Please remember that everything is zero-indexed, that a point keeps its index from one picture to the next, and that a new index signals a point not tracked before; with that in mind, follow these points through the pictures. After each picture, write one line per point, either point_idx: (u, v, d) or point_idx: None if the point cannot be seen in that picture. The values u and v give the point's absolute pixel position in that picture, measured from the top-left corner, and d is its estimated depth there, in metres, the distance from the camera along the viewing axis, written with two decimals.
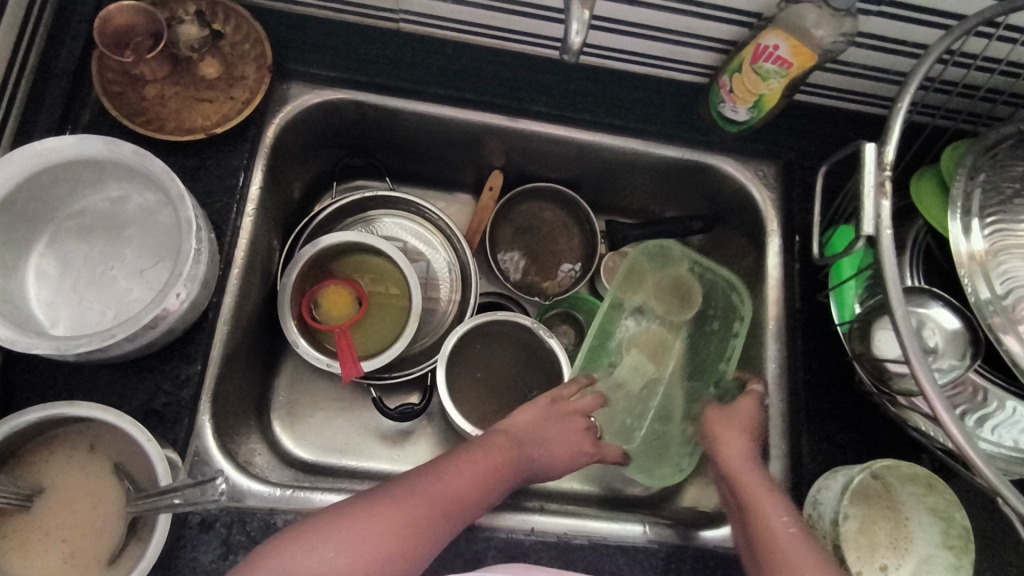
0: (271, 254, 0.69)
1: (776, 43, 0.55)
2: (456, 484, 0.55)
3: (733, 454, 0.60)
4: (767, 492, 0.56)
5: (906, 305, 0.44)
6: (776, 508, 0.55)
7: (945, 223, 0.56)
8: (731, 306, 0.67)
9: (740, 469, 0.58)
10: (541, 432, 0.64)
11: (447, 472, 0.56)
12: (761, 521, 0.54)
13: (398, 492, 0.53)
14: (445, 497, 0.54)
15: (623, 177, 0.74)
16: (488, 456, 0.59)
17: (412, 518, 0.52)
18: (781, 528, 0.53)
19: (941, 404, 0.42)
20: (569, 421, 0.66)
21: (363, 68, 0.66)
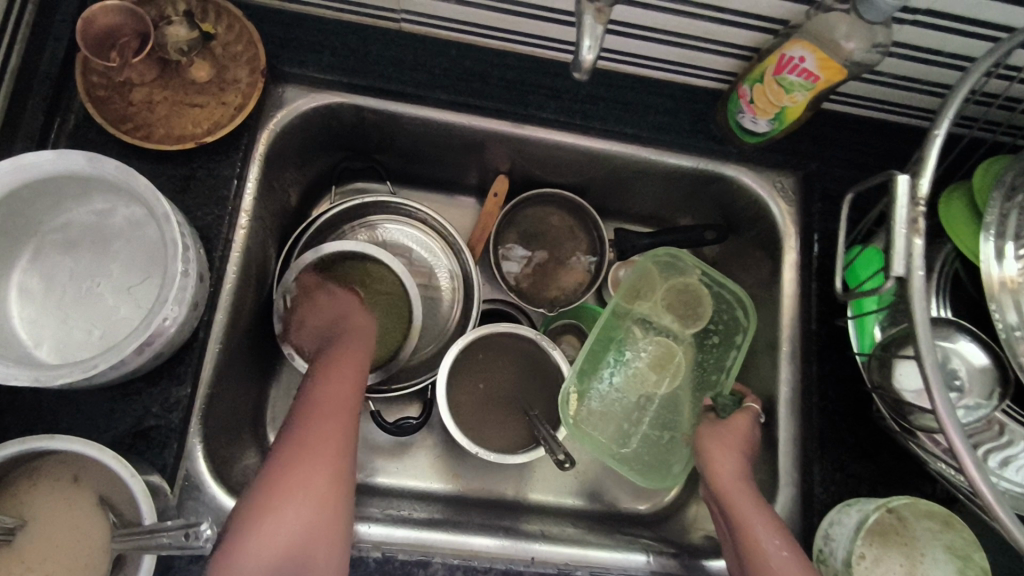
0: (267, 262, 0.67)
1: (801, 56, 0.52)
2: (324, 402, 0.52)
3: (719, 465, 0.58)
4: (757, 509, 0.54)
5: (934, 351, 0.41)
6: (768, 525, 0.53)
7: (977, 249, 0.53)
8: (735, 320, 0.67)
9: (728, 484, 0.56)
10: (347, 316, 0.61)
11: (309, 403, 0.52)
12: (753, 543, 0.52)
13: (286, 450, 0.49)
14: (331, 419, 0.51)
15: (634, 184, 0.71)
16: (334, 362, 0.56)
17: (324, 449, 0.49)
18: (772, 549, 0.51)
19: (968, 461, 0.40)
20: (343, 300, 0.63)
21: (362, 70, 0.62)
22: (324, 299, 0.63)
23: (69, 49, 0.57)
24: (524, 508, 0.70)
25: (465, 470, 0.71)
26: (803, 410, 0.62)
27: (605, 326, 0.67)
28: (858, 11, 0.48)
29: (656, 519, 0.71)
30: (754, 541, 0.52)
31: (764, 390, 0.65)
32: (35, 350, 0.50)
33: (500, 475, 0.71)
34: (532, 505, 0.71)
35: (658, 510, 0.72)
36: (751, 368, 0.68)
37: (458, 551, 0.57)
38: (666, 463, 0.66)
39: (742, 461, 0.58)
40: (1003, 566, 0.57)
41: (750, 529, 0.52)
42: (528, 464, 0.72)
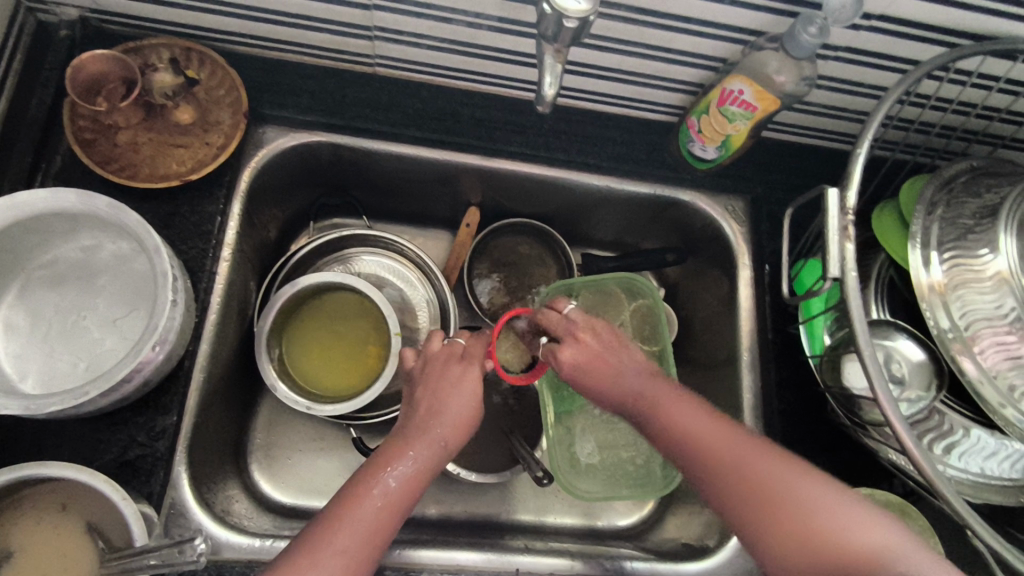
0: (248, 295, 0.69)
1: (740, 88, 0.58)
2: (383, 499, 0.49)
3: (608, 376, 0.57)
4: (693, 412, 0.51)
5: (872, 341, 0.45)
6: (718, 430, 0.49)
7: (906, 256, 0.58)
8: (658, 321, 0.71)
9: (646, 389, 0.54)
10: (450, 398, 0.55)
11: (364, 491, 0.49)
12: (701, 440, 0.49)
13: (318, 533, 0.46)
14: (371, 524, 0.48)
15: (598, 211, 0.76)
16: (415, 454, 0.52)
17: (364, 536, 0.47)
18: (738, 449, 0.48)
19: (910, 439, 0.43)
20: (462, 379, 0.57)
21: (339, 111, 0.67)
22: (456, 375, 0.57)
23: (56, 96, 0.60)
24: (507, 528, 0.71)
25: (447, 493, 0.72)
26: (766, 415, 0.65)
27: None
28: (785, 48, 0.54)
29: (637, 531, 0.73)
30: (700, 438, 0.49)
31: (730, 399, 0.69)
32: (21, 383, 0.51)
33: (482, 496, 0.73)
34: (515, 525, 0.72)
35: (636, 525, 0.74)
36: (714, 380, 0.72)
37: (444, 565, 0.58)
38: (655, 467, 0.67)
39: (637, 365, 0.57)
40: (958, 554, 0.61)
41: (692, 430, 0.50)
42: (509, 484, 0.74)
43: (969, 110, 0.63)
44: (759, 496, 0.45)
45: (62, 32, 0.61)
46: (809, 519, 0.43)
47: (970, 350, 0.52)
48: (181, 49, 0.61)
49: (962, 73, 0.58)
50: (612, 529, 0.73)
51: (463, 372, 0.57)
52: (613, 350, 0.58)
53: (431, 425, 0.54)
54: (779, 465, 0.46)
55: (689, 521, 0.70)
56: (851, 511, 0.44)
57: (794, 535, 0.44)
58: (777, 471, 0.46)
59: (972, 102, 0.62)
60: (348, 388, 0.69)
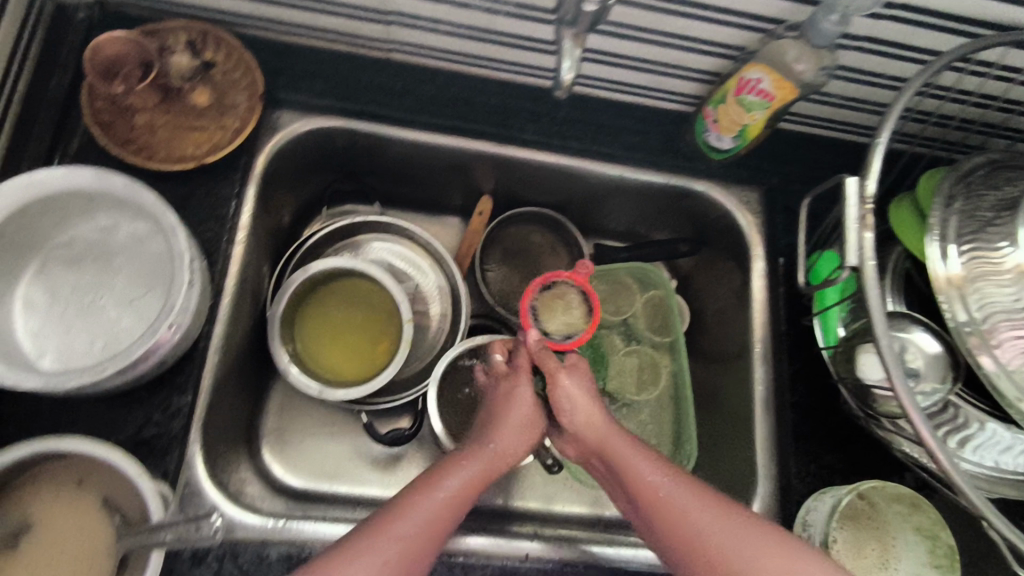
0: (261, 279, 0.70)
1: (758, 77, 0.57)
2: (444, 498, 0.49)
3: (582, 413, 0.56)
4: (635, 453, 0.53)
5: (889, 332, 0.45)
6: (691, 501, 0.49)
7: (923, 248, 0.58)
8: (669, 316, 0.73)
9: (603, 433, 0.55)
10: (511, 415, 0.57)
11: (423, 488, 0.50)
12: (637, 482, 0.51)
13: (377, 522, 0.47)
14: (429, 521, 0.48)
15: (611, 200, 0.76)
16: (473, 461, 0.53)
17: (420, 533, 0.47)
18: (671, 493, 0.49)
19: (926, 430, 0.43)
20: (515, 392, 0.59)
21: (354, 97, 0.67)
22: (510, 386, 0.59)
23: (75, 77, 0.60)
24: (516, 515, 0.72)
25: None
26: (777, 407, 0.65)
27: None
28: (805, 36, 0.54)
29: None
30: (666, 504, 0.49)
31: (742, 390, 0.68)
32: (39, 360, 0.51)
33: (491, 484, 0.73)
34: (524, 512, 0.72)
35: None
36: (726, 371, 0.72)
37: (454, 548, 0.58)
38: None
39: (598, 405, 0.57)
40: (970, 548, 0.61)
41: (630, 473, 0.51)
42: (519, 472, 0.74)
43: (990, 102, 0.63)
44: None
45: (80, 14, 0.61)
46: (734, 568, 0.45)
47: (988, 344, 0.52)
48: (198, 33, 0.62)
49: (983, 64, 0.58)
50: (622, 519, 0.74)
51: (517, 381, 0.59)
52: (587, 389, 0.58)
53: (496, 432, 0.56)
54: (705, 512, 0.48)
55: None
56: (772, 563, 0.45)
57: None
58: (703, 517, 0.48)
59: (993, 94, 0.62)
60: (358, 374, 0.69)
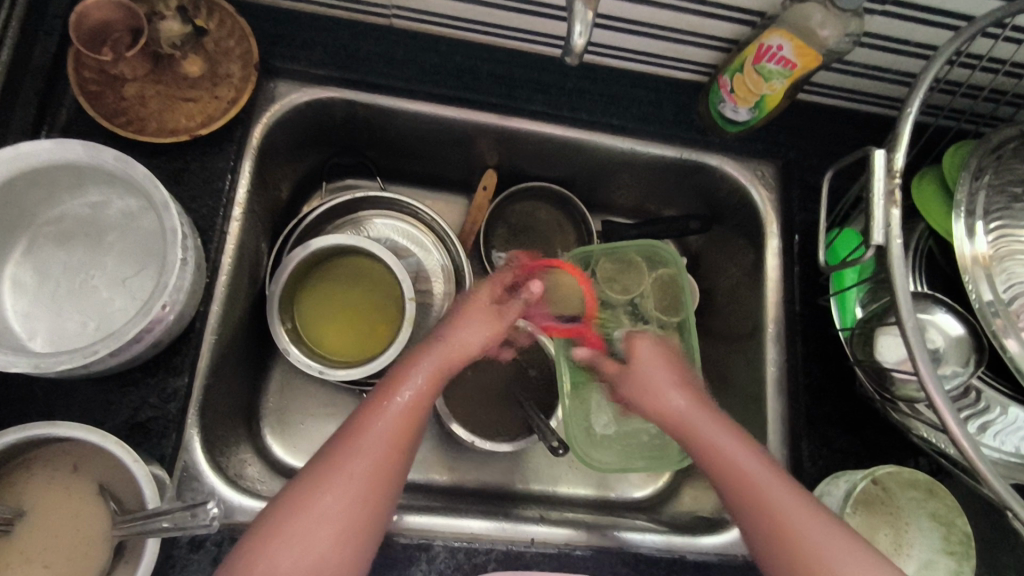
0: (259, 256, 0.68)
1: (779, 44, 0.54)
2: (385, 426, 0.50)
3: (652, 396, 0.58)
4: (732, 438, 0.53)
5: (914, 312, 0.43)
6: (765, 472, 0.51)
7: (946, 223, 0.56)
8: (679, 293, 0.69)
9: (690, 421, 0.55)
10: (456, 327, 0.59)
11: (371, 418, 0.50)
12: (709, 452, 0.53)
13: (333, 459, 0.48)
14: (383, 446, 0.49)
15: (621, 174, 0.73)
16: (416, 376, 0.54)
17: (374, 455, 0.48)
18: (749, 469, 0.51)
19: (949, 414, 0.41)
20: (462, 317, 0.60)
21: (353, 66, 0.64)
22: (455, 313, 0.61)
23: (60, 45, 0.57)
24: (520, 498, 0.71)
25: (461, 463, 0.71)
26: (790, 390, 0.63)
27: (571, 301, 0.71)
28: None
29: (652, 504, 0.72)
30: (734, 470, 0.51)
31: (753, 371, 0.66)
32: (30, 342, 0.50)
33: (495, 465, 0.72)
34: (528, 495, 0.71)
35: (652, 496, 0.73)
36: (737, 351, 0.70)
37: (459, 533, 0.58)
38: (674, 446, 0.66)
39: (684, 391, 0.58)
40: (985, 534, 0.59)
41: (718, 453, 0.52)
42: (523, 453, 0.73)
43: (1022, 72, 0.59)
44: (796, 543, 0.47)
45: None
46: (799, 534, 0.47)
47: (1014, 326, 0.49)
48: None
49: (1019, 29, 0.55)
50: (627, 500, 0.73)
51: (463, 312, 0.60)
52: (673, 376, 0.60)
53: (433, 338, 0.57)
54: (786, 492, 0.49)
55: (704, 494, 0.69)
56: (839, 552, 0.46)
57: (786, 545, 0.47)
58: (784, 499, 0.48)
59: None
60: (360, 355, 0.68)
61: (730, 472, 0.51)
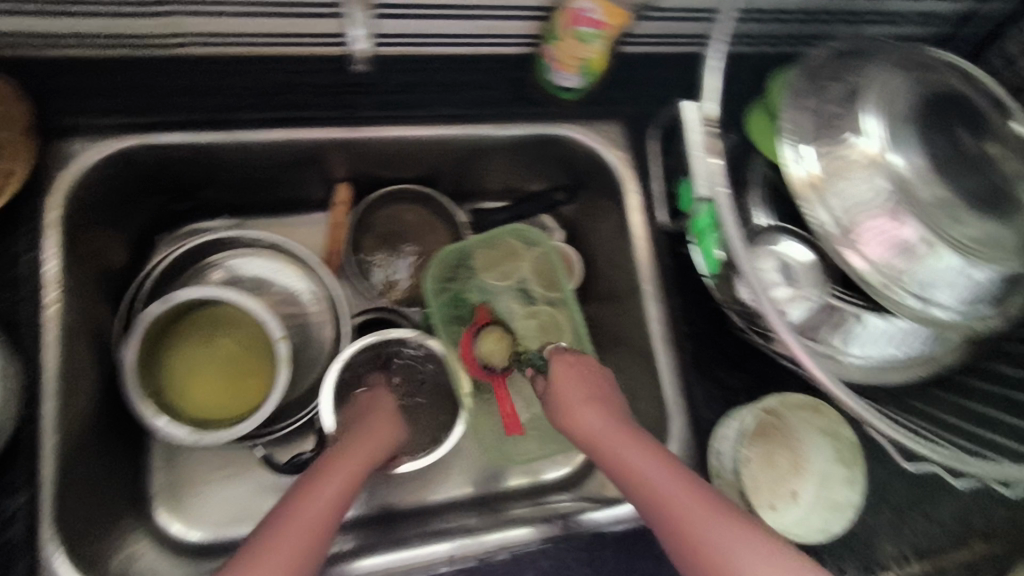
0: (103, 330, 0.62)
1: (585, 5, 0.54)
2: (300, 512, 0.48)
3: (580, 413, 0.56)
4: (626, 438, 0.53)
5: (752, 260, 0.42)
6: (648, 458, 0.50)
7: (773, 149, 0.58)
8: (552, 277, 0.70)
9: (609, 442, 0.53)
10: (372, 424, 0.60)
11: (303, 492, 0.50)
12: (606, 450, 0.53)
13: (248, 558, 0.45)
14: (299, 538, 0.47)
15: (476, 161, 0.71)
16: (342, 464, 0.53)
17: (288, 550, 0.46)
18: (644, 469, 0.49)
19: (802, 354, 0.42)
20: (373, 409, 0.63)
21: (152, 107, 0.58)
22: (367, 404, 0.63)
23: None
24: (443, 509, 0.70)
25: (377, 490, 0.69)
26: (676, 342, 0.64)
27: (451, 302, 0.72)
28: None
29: (574, 479, 0.73)
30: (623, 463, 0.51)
31: (640, 331, 0.67)
32: None
33: (412, 482, 0.71)
34: (452, 503, 0.71)
35: (575, 472, 0.74)
36: (622, 314, 0.71)
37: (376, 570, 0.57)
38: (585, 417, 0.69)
39: (605, 413, 0.55)
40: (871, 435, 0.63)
41: (629, 469, 0.50)
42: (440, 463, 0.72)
43: None
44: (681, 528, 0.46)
45: None
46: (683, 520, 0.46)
47: (852, 241, 0.51)
48: None
49: None
50: (552, 482, 0.73)
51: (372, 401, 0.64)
52: (592, 396, 0.57)
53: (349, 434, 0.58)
54: (677, 486, 0.48)
55: None
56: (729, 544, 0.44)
57: (673, 531, 0.46)
58: (683, 495, 0.47)
59: None
60: (241, 409, 0.64)
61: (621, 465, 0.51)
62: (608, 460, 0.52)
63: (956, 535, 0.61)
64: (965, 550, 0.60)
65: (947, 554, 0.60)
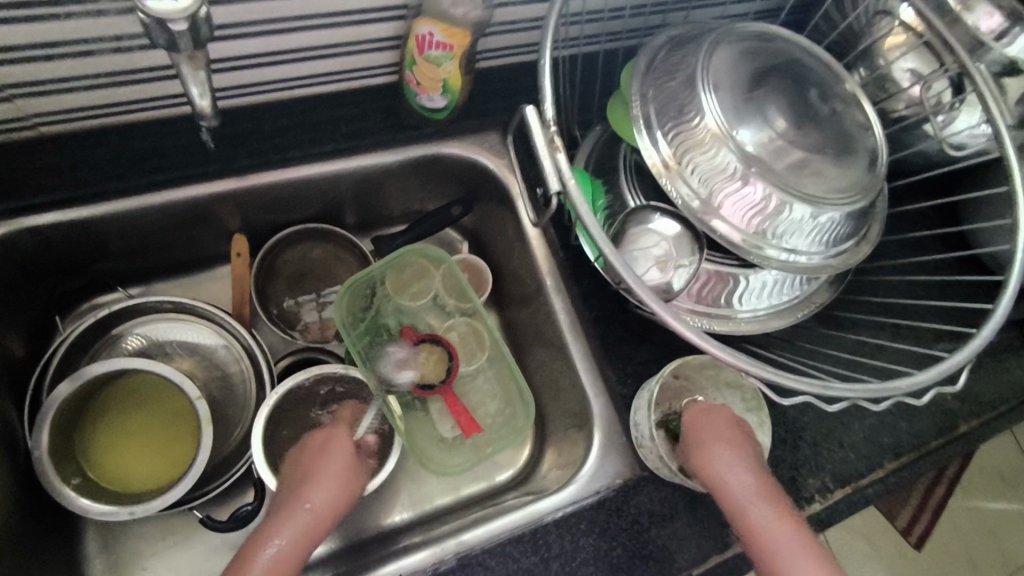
0: (11, 422, 0.61)
1: (428, 30, 0.57)
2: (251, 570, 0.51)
3: (714, 468, 0.54)
4: (755, 498, 0.52)
5: (611, 243, 0.47)
6: (776, 515, 0.51)
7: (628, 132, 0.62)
8: (460, 290, 0.73)
9: (745, 502, 0.52)
10: (325, 468, 0.60)
11: (254, 548, 0.53)
12: (728, 505, 0.53)
13: None
14: None
15: (369, 190, 0.73)
16: (296, 520, 0.55)
17: None
18: (761, 523, 0.50)
19: (670, 319, 0.46)
20: (325, 451, 0.62)
21: (16, 192, 0.58)
22: (318, 444, 0.63)
23: None
24: (397, 532, 0.71)
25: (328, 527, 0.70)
26: (584, 329, 0.68)
27: (368, 330, 0.72)
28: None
29: (521, 477, 0.75)
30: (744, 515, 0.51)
31: (551, 326, 0.70)
32: None
33: (362, 513, 0.71)
34: (405, 525, 0.72)
35: (522, 470, 0.76)
36: (534, 311, 0.74)
37: None
38: (514, 416, 0.70)
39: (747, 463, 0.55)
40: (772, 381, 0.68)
41: (748, 520, 0.51)
42: (387, 488, 0.73)
43: None
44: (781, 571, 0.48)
45: None
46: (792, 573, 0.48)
47: (714, 211, 0.56)
48: None
49: None
50: (500, 485, 0.75)
51: (323, 441, 0.63)
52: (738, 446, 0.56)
53: (305, 481, 0.59)
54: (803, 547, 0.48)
55: (558, 449, 0.73)
56: None
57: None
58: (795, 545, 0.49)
59: None
60: (171, 474, 0.63)
61: (754, 524, 0.51)
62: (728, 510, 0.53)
63: (869, 457, 0.66)
64: (878, 468, 0.66)
65: (864, 476, 0.65)
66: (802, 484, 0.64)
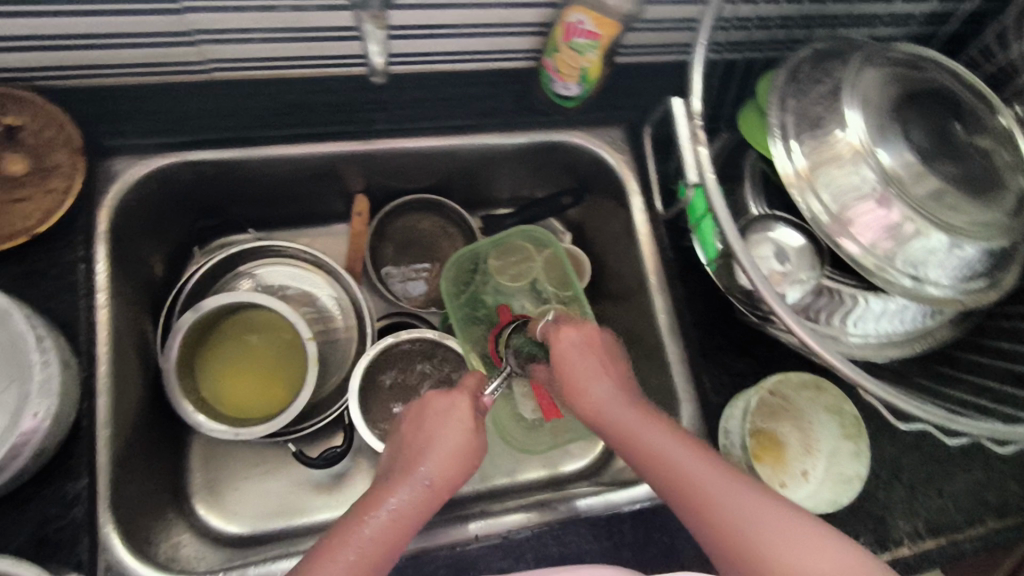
0: (147, 335, 0.68)
1: (580, 19, 0.58)
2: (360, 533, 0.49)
3: (587, 397, 0.55)
4: (651, 426, 0.52)
5: (743, 241, 0.46)
6: (672, 439, 0.50)
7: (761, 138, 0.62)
8: (562, 277, 0.73)
9: (643, 431, 0.51)
10: (447, 434, 0.54)
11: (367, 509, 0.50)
12: (627, 434, 0.52)
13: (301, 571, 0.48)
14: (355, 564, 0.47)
15: (488, 169, 0.76)
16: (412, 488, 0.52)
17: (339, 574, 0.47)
18: (658, 445, 0.50)
19: (793, 324, 0.45)
20: (451, 413, 0.56)
21: (182, 127, 0.64)
22: (443, 407, 0.56)
23: None
24: (467, 500, 0.73)
25: None
26: (681, 331, 0.68)
27: (467, 301, 0.74)
28: None
29: (593, 469, 0.76)
30: (640, 440, 0.51)
31: (648, 324, 0.71)
32: None
33: None
34: (475, 494, 0.74)
35: (594, 462, 0.77)
36: (631, 307, 0.74)
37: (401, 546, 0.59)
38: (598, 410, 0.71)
39: (618, 384, 0.56)
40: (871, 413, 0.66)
41: (657, 450, 0.50)
42: None
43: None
44: (700, 502, 0.47)
45: None
46: (719, 511, 0.46)
47: (847, 231, 0.55)
48: None
49: None
50: (572, 472, 0.77)
51: (450, 402, 0.56)
52: (610, 372, 0.56)
53: (428, 446, 0.54)
54: (713, 469, 0.48)
55: None
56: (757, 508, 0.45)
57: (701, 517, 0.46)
58: (707, 474, 0.48)
59: None
60: (275, 407, 0.68)
61: (648, 452, 0.50)
62: (624, 437, 0.52)
63: (969, 511, 0.63)
64: (977, 523, 0.62)
65: (961, 530, 0.62)
66: (892, 525, 0.62)
